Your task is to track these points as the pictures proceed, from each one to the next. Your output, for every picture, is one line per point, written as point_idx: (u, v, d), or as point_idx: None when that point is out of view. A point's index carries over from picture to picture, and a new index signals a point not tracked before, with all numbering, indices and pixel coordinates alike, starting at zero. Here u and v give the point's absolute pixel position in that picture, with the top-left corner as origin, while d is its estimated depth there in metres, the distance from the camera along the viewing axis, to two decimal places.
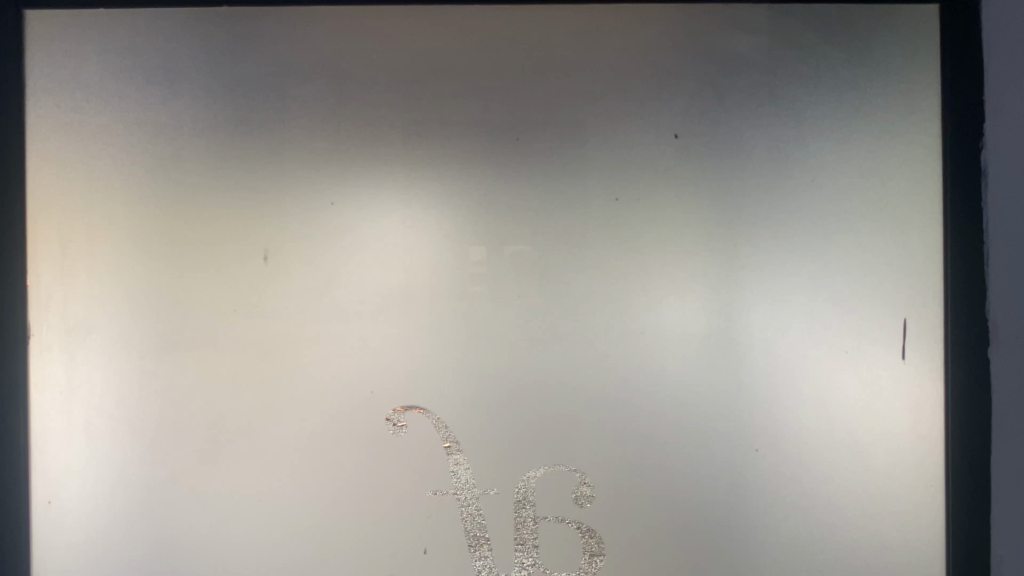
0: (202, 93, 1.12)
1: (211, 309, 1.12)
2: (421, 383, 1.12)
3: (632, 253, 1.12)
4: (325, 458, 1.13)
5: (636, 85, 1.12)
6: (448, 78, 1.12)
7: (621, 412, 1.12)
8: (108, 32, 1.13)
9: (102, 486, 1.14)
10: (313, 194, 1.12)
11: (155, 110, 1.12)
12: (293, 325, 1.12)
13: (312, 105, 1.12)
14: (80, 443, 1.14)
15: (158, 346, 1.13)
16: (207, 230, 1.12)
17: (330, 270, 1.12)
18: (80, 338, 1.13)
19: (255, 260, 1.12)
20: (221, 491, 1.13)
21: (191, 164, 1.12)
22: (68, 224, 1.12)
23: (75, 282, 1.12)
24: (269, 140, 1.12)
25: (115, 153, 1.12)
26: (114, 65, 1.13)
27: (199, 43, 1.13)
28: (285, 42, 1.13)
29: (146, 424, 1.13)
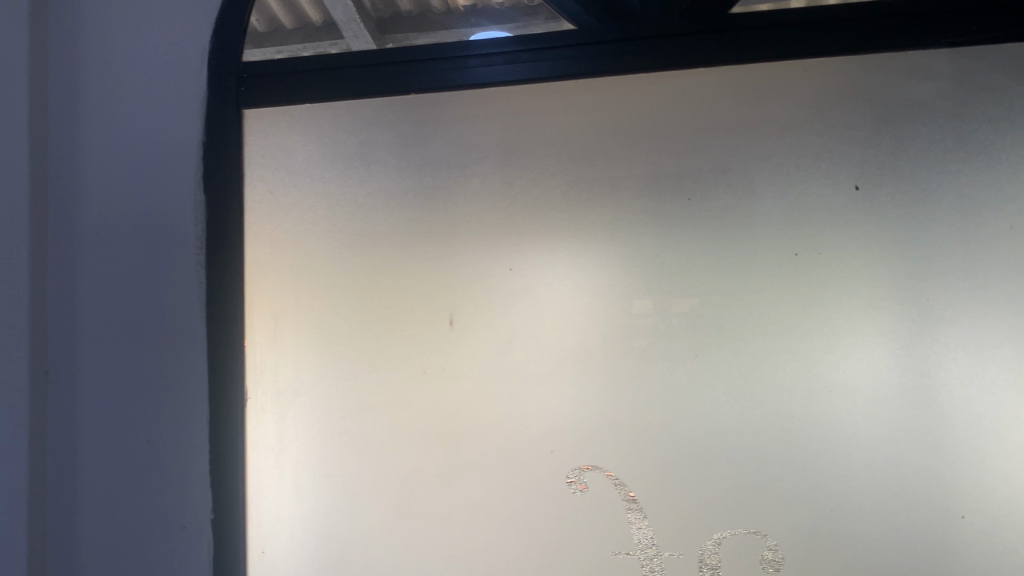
0: (393, 172, 1.23)
1: (403, 372, 1.20)
2: (600, 443, 1.13)
3: (813, 307, 1.10)
4: (509, 515, 1.16)
5: (809, 139, 1.12)
6: (620, 143, 1.16)
7: (810, 473, 1.08)
8: (313, 123, 1.27)
9: (309, 539, 1.22)
10: (493, 260, 1.18)
11: (353, 190, 1.24)
12: (478, 387, 1.17)
13: (491, 177, 1.20)
14: (290, 497, 1.23)
15: (356, 407, 1.21)
16: (399, 298, 1.21)
17: (510, 332, 1.17)
18: (289, 400, 1.23)
19: (442, 324, 1.19)
20: (414, 547, 1.19)
21: (384, 236, 1.22)
22: (280, 297, 1.24)
23: (285, 349, 1.23)
24: (452, 211, 1.20)
25: (319, 230, 1.24)
26: (318, 153, 1.26)
27: (391, 128, 1.24)
28: (465, 120, 1.22)
29: (345, 481, 1.21)
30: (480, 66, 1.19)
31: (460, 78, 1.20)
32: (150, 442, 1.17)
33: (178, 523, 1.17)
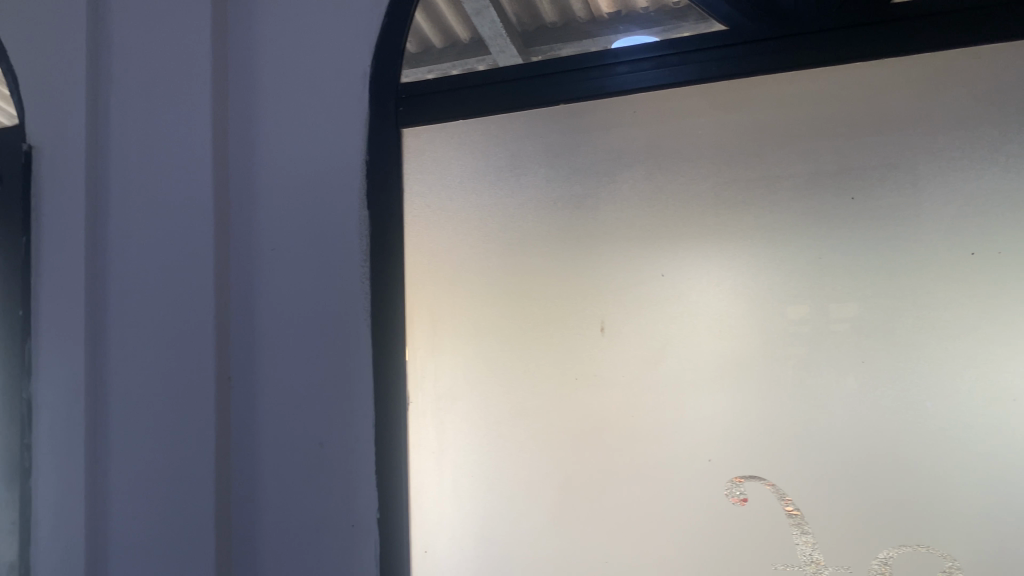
0: (544, 183, 1.25)
1: (556, 379, 1.21)
2: (760, 453, 1.10)
3: (992, 310, 1.03)
4: (665, 524, 1.15)
5: (987, 129, 1.05)
6: (775, 144, 1.14)
7: (995, 489, 1.00)
8: (466, 138, 1.31)
9: (467, 542, 1.25)
10: (645, 266, 1.18)
11: (505, 202, 1.27)
12: (631, 395, 1.17)
13: (640, 184, 1.20)
14: (449, 500, 1.27)
15: (510, 414, 1.24)
16: (549, 307, 1.22)
17: (663, 340, 1.16)
18: (448, 406, 1.28)
19: (593, 332, 1.20)
20: (572, 553, 1.20)
21: (535, 246, 1.24)
22: (438, 307, 1.29)
23: (443, 357, 1.28)
24: (600, 219, 1.21)
25: (473, 242, 1.28)
26: (471, 167, 1.30)
27: (541, 139, 1.26)
28: (614, 128, 1.22)
29: (503, 486, 1.24)
30: (628, 72, 1.20)
31: (609, 84, 1.21)
32: (321, 443, 1.30)
33: (348, 520, 1.28)
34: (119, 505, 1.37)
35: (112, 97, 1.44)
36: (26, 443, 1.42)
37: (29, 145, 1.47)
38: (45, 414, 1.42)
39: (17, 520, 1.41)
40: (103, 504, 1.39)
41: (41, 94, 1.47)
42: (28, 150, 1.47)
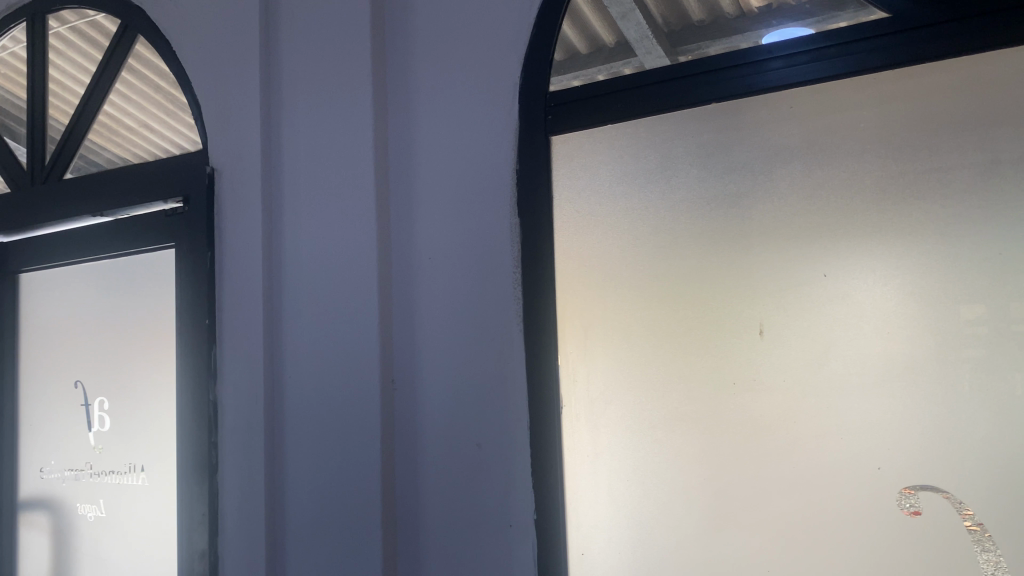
0: (696, 184, 1.24)
1: (711, 382, 1.19)
2: (934, 462, 1.04)
3: None
4: (830, 535, 1.10)
5: None
6: (945, 134, 1.07)
7: None
8: (614, 142, 1.31)
9: (623, 546, 1.26)
10: (804, 266, 1.14)
11: (655, 204, 1.26)
12: (792, 399, 1.13)
13: (798, 181, 1.16)
14: (605, 503, 1.28)
15: (665, 418, 1.23)
16: (703, 309, 1.21)
17: (825, 341, 1.12)
18: (601, 410, 1.28)
19: (750, 334, 1.17)
20: (729, 560, 1.16)
21: (687, 247, 1.23)
22: (589, 311, 1.30)
23: (595, 361, 1.29)
24: (755, 218, 1.18)
25: (624, 245, 1.28)
26: (619, 171, 1.30)
27: (691, 139, 1.25)
28: (769, 125, 1.19)
29: (657, 491, 1.23)
30: (782, 67, 1.17)
31: (762, 81, 1.19)
32: (480, 444, 1.34)
33: (507, 520, 1.31)
34: (294, 501, 1.47)
35: (282, 120, 1.55)
36: (213, 441, 1.55)
37: (212, 168, 1.61)
38: (229, 414, 1.54)
39: (206, 512, 1.54)
40: (280, 500, 1.49)
41: (222, 121, 1.61)
42: (211, 172, 1.61)
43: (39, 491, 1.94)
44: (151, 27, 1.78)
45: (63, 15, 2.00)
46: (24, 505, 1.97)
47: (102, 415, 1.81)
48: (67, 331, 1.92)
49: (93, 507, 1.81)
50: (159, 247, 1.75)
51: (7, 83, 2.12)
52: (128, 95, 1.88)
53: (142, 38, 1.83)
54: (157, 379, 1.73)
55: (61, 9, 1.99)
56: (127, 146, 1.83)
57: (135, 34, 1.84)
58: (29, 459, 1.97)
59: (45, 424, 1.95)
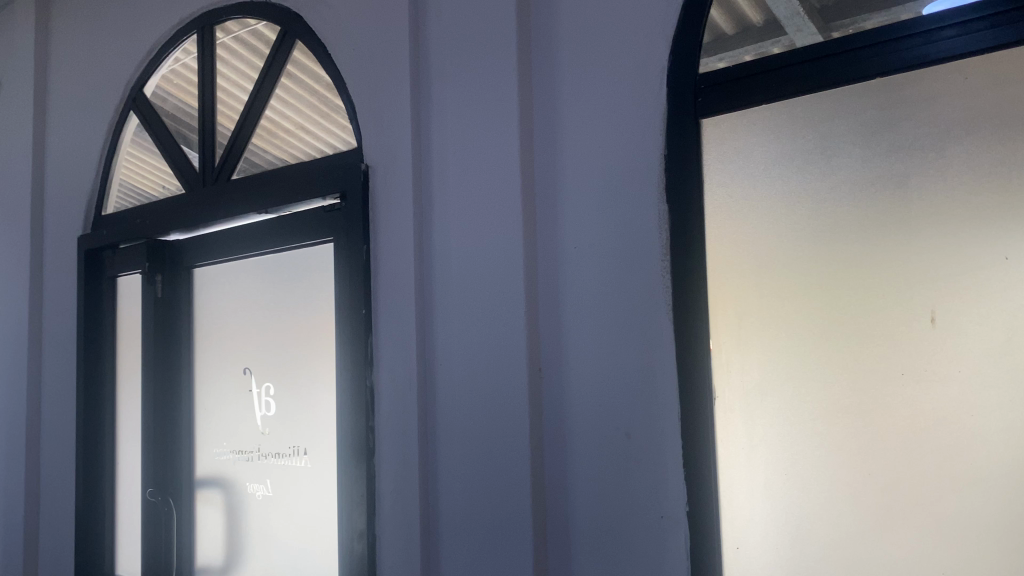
0: (858, 163, 1.18)
1: (877, 372, 1.13)
2: None
3: None
4: (1013, 540, 1.01)
5: None
6: None
7: None
8: (768, 123, 1.27)
9: (781, 542, 1.22)
10: (982, 250, 1.06)
11: (813, 187, 1.22)
12: (969, 391, 1.05)
13: (975, 158, 1.08)
14: (761, 498, 1.24)
15: (825, 409, 1.18)
16: (866, 295, 1.14)
17: (1007, 330, 1.04)
18: (757, 400, 1.25)
19: (922, 323, 1.10)
20: (896, 561, 1.10)
21: (850, 230, 1.17)
22: (744, 298, 1.26)
23: (751, 349, 1.25)
24: (925, 199, 1.11)
25: (780, 230, 1.24)
26: (774, 152, 1.26)
27: (853, 117, 1.18)
28: (940, 98, 1.11)
29: (817, 485, 1.18)
30: (955, 36, 1.09)
31: (933, 51, 1.10)
32: (630, 434, 1.33)
33: (659, 512, 1.30)
34: (447, 486, 1.51)
35: (431, 116, 1.60)
36: (370, 426, 1.62)
37: (366, 164, 1.68)
38: (385, 400, 1.61)
39: (364, 493, 1.61)
40: (433, 485, 1.54)
41: (374, 119, 1.67)
42: (366, 168, 1.67)
43: (213, 470, 2.09)
44: (308, 33, 1.87)
45: (229, 26, 2.14)
46: (200, 483, 2.13)
47: (269, 400, 1.93)
48: (235, 321, 2.06)
49: (261, 486, 1.93)
50: (318, 242, 1.85)
51: (181, 93, 2.30)
52: (287, 98, 1.99)
53: (300, 43, 1.93)
54: (317, 367, 1.82)
55: (227, 20, 2.13)
56: (287, 147, 1.94)
57: (294, 40, 1.94)
58: (204, 440, 2.13)
59: (218, 408, 2.10)
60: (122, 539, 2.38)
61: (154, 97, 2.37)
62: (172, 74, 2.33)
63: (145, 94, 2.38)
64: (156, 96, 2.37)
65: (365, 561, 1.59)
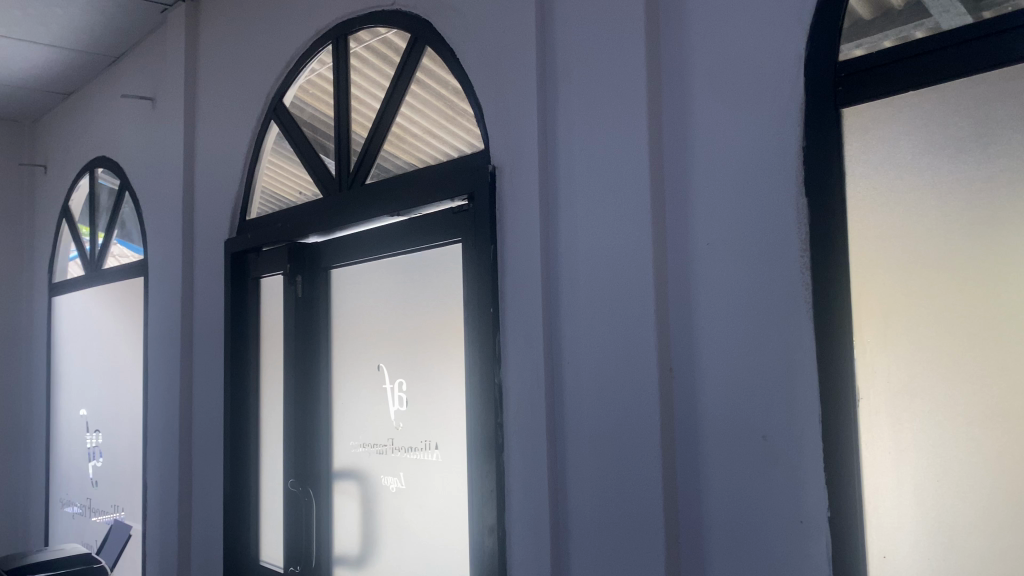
0: (1020, 149, 1.10)
1: None
2: None
3: None
4: None
5: None
6: None
7: None
8: (917, 111, 1.21)
9: (933, 552, 1.15)
10: None
11: (968, 176, 1.15)
12: None
13: None
14: (911, 505, 1.18)
15: (982, 414, 1.10)
16: None
17: None
18: (905, 402, 1.19)
19: None
20: None
21: (1011, 222, 1.09)
22: (892, 295, 1.21)
23: (898, 348, 1.20)
24: None
25: (931, 222, 1.18)
26: (924, 140, 1.20)
27: (1014, 102, 1.11)
28: None
29: (972, 493, 1.11)
30: None
31: None
32: (766, 435, 1.29)
33: (798, 516, 1.26)
34: (576, 484, 1.52)
35: (557, 115, 1.60)
36: (499, 422, 1.65)
37: (493, 166, 1.71)
38: (514, 397, 1.63)
39: (494, 489, 1.63)
40: (562, 482, 1.55)
41: (502, 120, 1.70)
42: (492, 170, 1.70)
43: (349, 463, 2.18)
44: (437, 39, 1.91)
45: (360, 36, 2.22)
46: (337, 475, 2.23)
47: (402, 396, 2.00)
48: (369, 319, 2.14)
49: (394, 479, 2.00)
50: (447, 242, 1.89)
51: (317, 102, 2.41)
52: (417, 103, 2.05)
53: (429, 49, 1.98)
54: (447, 364, 1.87)
55: (358, 30, 2.21)
56: (417, 151, 1.99)
57: (422, 47, 1.99)
58: (341, 434, 2.23)
59: (353, 403, 2.18)
60: (265, 526, 2.52)
61: (292, 106, 2.49)
62: (309, 84, 2.44)
63: (284, 104, 2.51)
64: (294, 106, 2.49)
65: (495, 556, 1.62)
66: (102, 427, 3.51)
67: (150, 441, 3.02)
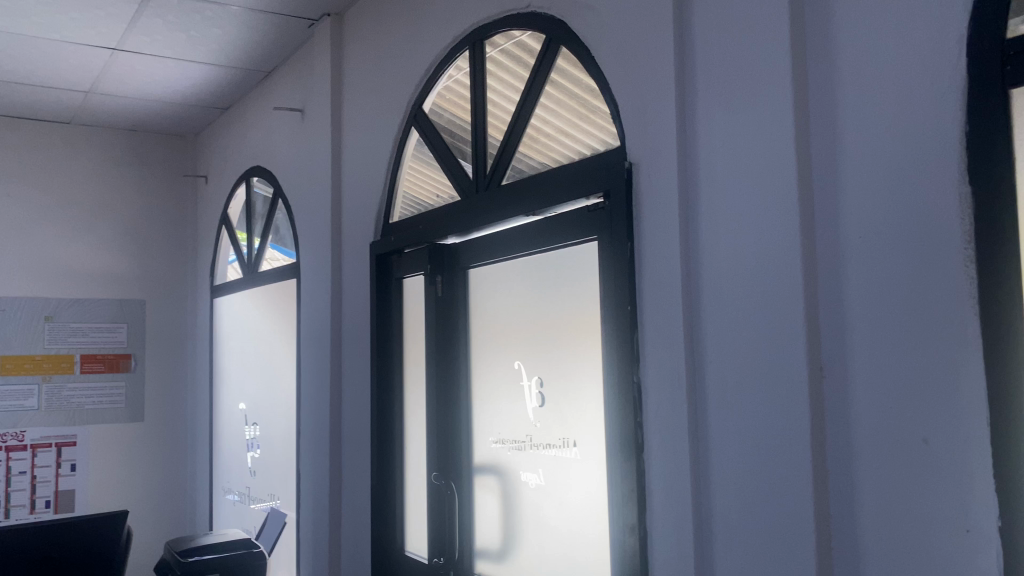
0: None
1: None
2: None
3: None
4: None
5: None
6: None
7: None
8: None
9: None
10: None
11: None
12: None
13: None
14: None
15: None
16: None
17: None
18: None
19: None
20: None
21: None
22: None
23: None
24: None
25: None
26: None
27: None
28: None
29: None
30: None
31: None
32: (926, 439, 1.22)
33: (964, 524, 1.18)
34: (720, 485, 1.49)
35: (697, 109, 1.58)
36: (638, 422, 1.64)
37: (630, 163, 1.70)
38: (654, 396, 1.62)
39: (634, 488, 1.63)
40: (705, 482, 1.52)
41: (639, 117, 1.69)
42: (629, 167, 1.69)
43: (489, 458, 2.23)
44: (572, 38, 1.93)
45: (496, 40, 2.26)
46: (478, 470, 2.28)
47: (539, 393, 2.02)
48: (506, 318, 2.18)
49: (533, 475, 2.02)
50: (583, 240, 1.89)
51: (454, 106, 2.47)
52: (552, 103, 2.06)
53: (564, 49, 1.99)
54: (585, 363, 1.87)
55: (494, 34, 2.26)
56: (552, 151, 2.01)
57: (558, 47, 2.01)
58: (481, 430, 2.27)
59: (492, 400, 2.23)
60: (410, 519, 2.61)
61: (431, 112, 2.57)
62: (446, 90, 2.51)
63: (424, 110, 2.59)
64: (432, 112, 2.57)
65: (637, 556, 1.62)
66: (259, 420, 3.74)
67: (303, 434, 3.20)
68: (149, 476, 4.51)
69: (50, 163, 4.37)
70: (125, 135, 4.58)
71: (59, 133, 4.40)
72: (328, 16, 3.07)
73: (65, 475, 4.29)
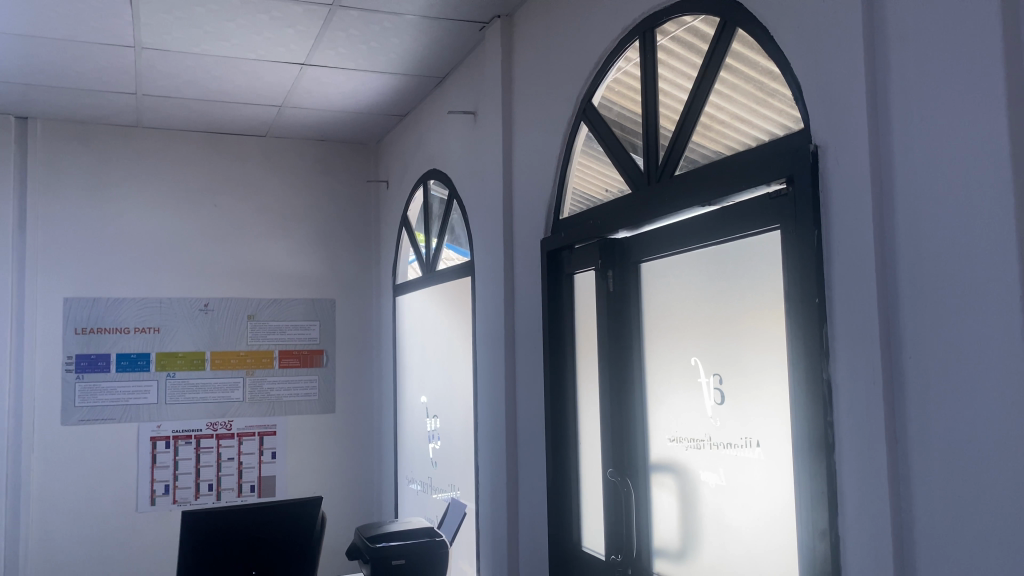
0: None
1: None
2: None
3: None
4: None
5: None
6: None
7: None
8: None
9: None
10: None
11: None
12: None
13: None
14: None
15: None
16: None
17: None
18: None
19: None
20: None
21: None
22: None
23: None
24: None
25: None
26: None
27: None
28: None
29: None
30: None
31: None
32: None
33: None
34: (922, 490, 1.38)
35: (889, 83, 1.46)
36: (828, 421, 1.55)
37: (815, 145, 1.60)
38: (845, 394, 1.52)
39: (825, 490, 1.54)
40: (905, 487, 1.41)
41: (824, 96, 1.59)
42: (814, 150, 1.60)
43: (666, 456, 2.18)
44: (749, 20, 1.84)
45: (667, 28, 2.21)
46: (655, 468, 2.23)
47: (718, 390, 1.96)
48: (682, 312, 2.12)
49: (713, 475, 1.96)
50: (763, 230, 1.80)
51: (624, 99, 2.44)
52: (725, 88, 1.98)
53: (741, 31, 1.91)
54: (766, 358, 1.79)
55: (665, 22, 2.21)
56: (727, 138, 1.93)
57: (733, 29, 1.93)
58: (657, 427, 2.23)
59: (668, 397, 2.18)
60: (586, 515, 2.60)
61: (601, 106, 2.55)
62: (615, 83, 2.49)
63: (593, 104, 2.58)
64: (601, 105, 2.55)
65: (829, 561, 1.52)
66: (439, 413, 3.88)
67: (481, 427, 3.28)
68: (340, 463, 4.80)
69: (249, 174, 4.75)
70: (314, 145, 4.90)
71: (257, 146, 4.78)
72: (499, 17, 3.12)
73: (266, 461, 4.65)
